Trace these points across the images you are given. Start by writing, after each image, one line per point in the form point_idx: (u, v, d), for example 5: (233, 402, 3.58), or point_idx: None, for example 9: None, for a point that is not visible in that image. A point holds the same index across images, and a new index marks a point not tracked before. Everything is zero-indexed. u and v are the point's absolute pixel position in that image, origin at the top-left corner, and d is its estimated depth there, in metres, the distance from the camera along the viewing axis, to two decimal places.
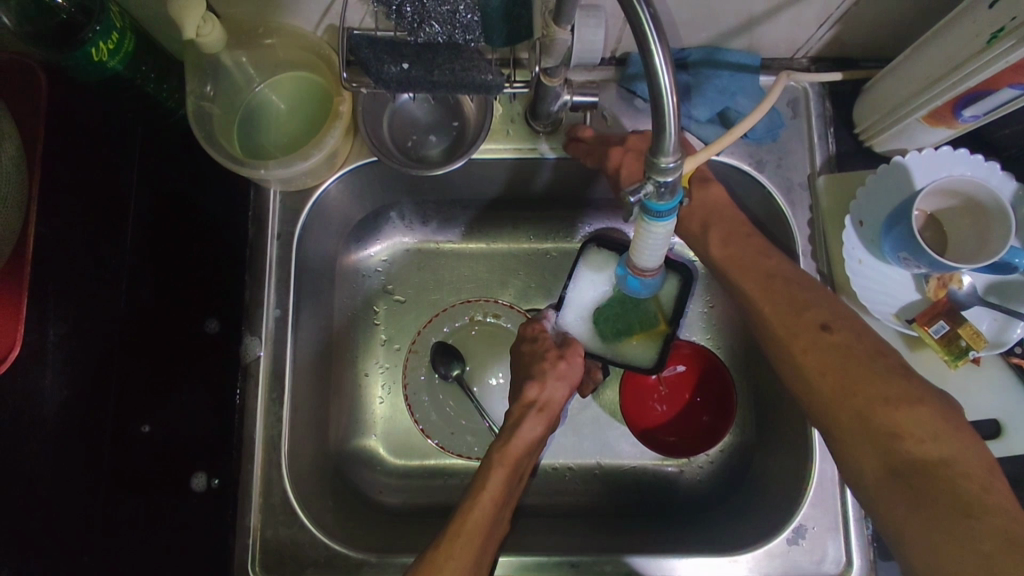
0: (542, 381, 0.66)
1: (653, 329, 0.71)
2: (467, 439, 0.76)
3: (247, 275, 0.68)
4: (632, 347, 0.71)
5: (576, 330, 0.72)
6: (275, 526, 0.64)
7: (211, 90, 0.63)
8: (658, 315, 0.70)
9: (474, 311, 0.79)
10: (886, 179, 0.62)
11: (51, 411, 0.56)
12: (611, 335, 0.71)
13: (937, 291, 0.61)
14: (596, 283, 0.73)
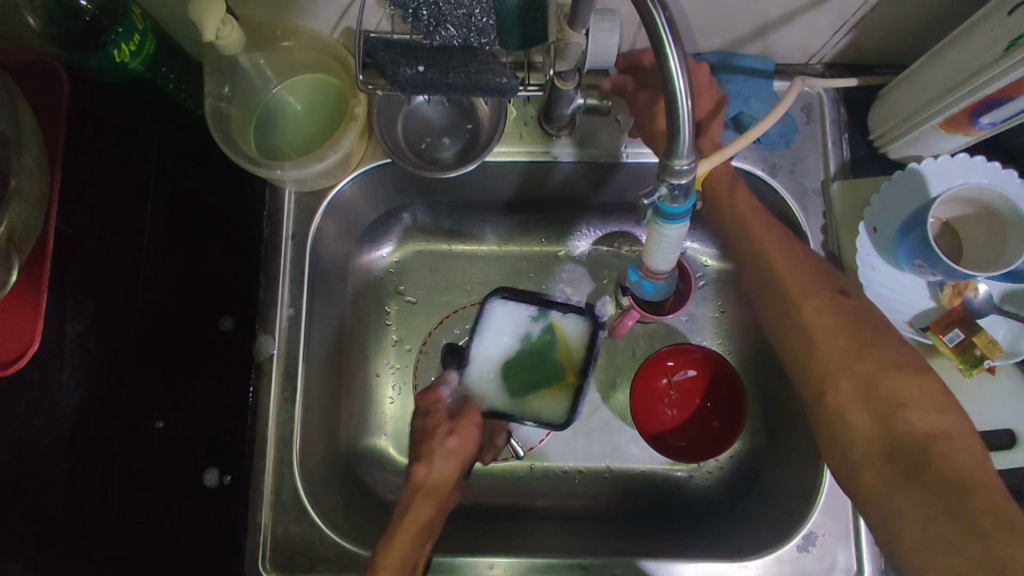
0: (433, 458, 0.65)
1: (562, 381, 0.75)
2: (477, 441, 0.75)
3: (261, 276, 0.70)
4: (538, 403, 0.74)
5: (482, 388, 0.74)
6: (286, 523, 0.65)
7: (228, 91, 0.64)
8: (566, 366, 0.75)
9: None
10: (901, 185, 0.62)
11: (68, 407, 0.57)
12: (519, 390, 0.75)
13: (952, 299, 0.61)
14: (504, 337, 0.76)
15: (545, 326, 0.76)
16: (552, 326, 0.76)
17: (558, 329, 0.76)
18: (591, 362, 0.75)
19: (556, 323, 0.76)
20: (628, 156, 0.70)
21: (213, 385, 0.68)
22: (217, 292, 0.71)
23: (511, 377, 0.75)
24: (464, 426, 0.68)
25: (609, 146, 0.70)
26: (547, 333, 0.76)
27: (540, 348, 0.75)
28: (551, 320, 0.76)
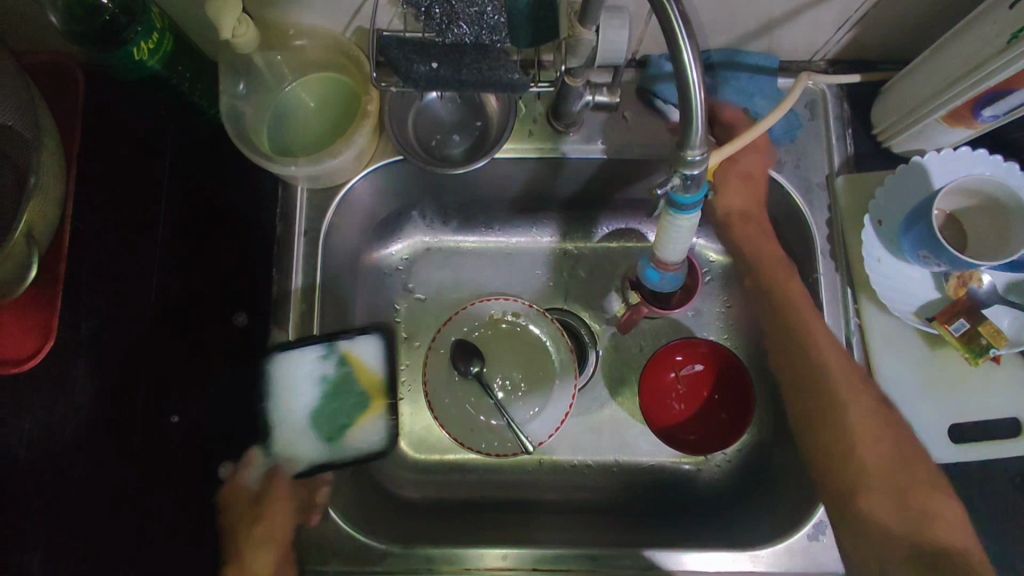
0: (255, 544, 0.62)
1: (370, 410, 0.71)
2: (484, 436, 0.75)
3: (274, 270, 0.71)
4: (355, 435, 0.70)
5: (309, 449, 0.68)
6: (300, 516, 0.66)
7: (243, 89, 0.65)
8: (370, 395, 0.71)
9: (494, 310, 0.78)
10: (905, 178, 0.63)
11: (82, 395, 0.62)
12: (338, 434, 0.69)
13: (957, 289, 0.62)
14: (292, 392, 0.70)
15: (331, 354, 0.71)
16: (343, 349, 0.71)
17: (351, 351, 0.71)
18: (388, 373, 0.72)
19: (346, 345, 0.71)
20: (635, 152, 0.71)
21: (230, 377, 0.69)
22: (232, 287, 0.71)
23: (326, 425, 0.70)
24: (275, 510, 0.64)
25: (616, 143, 0.71)
26: (335, 360, 0.71)
27: (342, 379, 0.71)
28: (339, 346, 0.71)
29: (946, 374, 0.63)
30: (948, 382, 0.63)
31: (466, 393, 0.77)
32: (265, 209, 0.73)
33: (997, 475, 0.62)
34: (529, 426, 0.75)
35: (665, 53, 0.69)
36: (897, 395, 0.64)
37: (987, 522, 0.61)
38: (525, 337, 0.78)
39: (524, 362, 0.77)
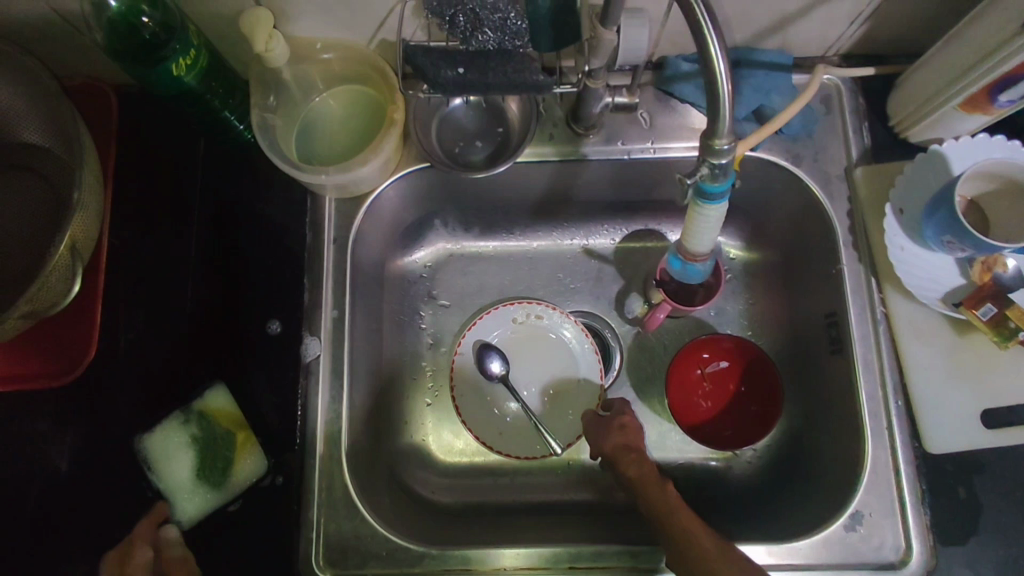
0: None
1: (229, 450, 0.65)
2: (513, 438, 0.76)
3: (305, 279, 0.71)
4: (240, 473, 0.65)
5: (218, 505, 0.64)
6: (338, 520, 0.66)
7: (272, 103, 0.68)
8: (228, 436, 0.65)
9: (517, 314, 0.79)
10: (924, 167, 0.64)
11: (127, 394, 0.66)
12: (210, 487, 0.64)
13: (981, 275, 0.62)
14: (159, 460, 0.65)
15: (189, 416, 0.66)
16: (198, 409, 0.66)
17: (205, 408, 0.66)
18: (234, 409, 0.66)
19: (200, 404, 0.66)
20: (654, 151, 0.72)
21: (265, 386, 0.67)
22: (265, 295, 0.70)
23: (195, 482, 0.64)
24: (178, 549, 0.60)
25: (635, 143, 0.72)
26: (195, 422, 0.66)
27: (205, 439, 0.65)
28: (195, 406, 0.66)
29: (976, 359, 0.63)
30: (979, 366, 0.63)
31: (493, 400, 0.78)
32: (295, 216, 0.72)
33: None
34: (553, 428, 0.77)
35: (683, 53, 0.70)
36: (928, 383, 0.63)
37: None
38: (549, 344, 0.79)
39: (549, 365, 0.79)
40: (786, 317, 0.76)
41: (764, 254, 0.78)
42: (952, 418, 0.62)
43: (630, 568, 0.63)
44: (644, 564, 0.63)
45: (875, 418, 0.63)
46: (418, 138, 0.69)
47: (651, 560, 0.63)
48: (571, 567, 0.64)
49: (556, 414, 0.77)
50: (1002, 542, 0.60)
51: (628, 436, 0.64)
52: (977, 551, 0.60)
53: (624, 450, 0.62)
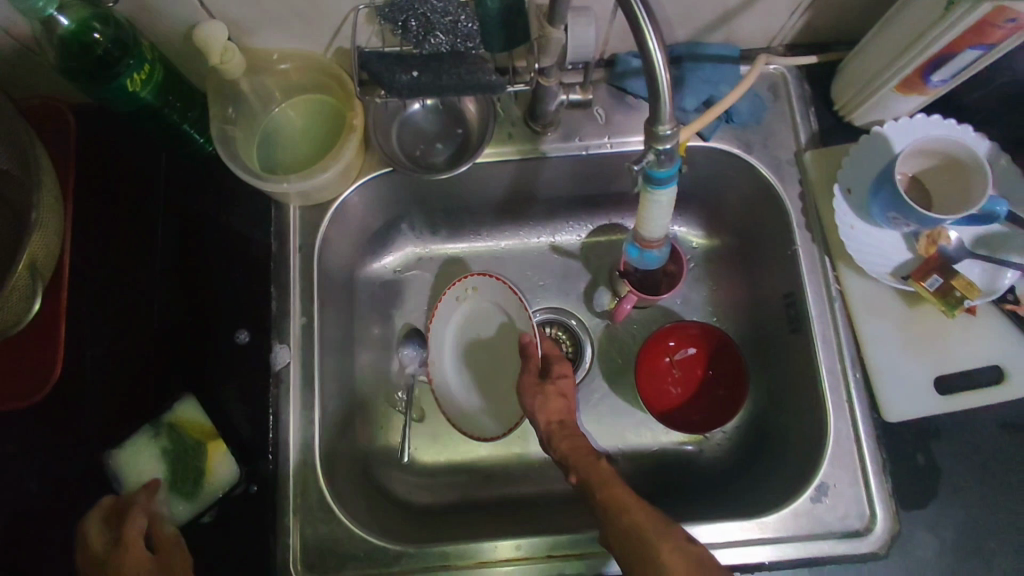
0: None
1: (199, 458, 0.64)
2: (497, 417, 0.77)
3: (273, 288, 0.72)
4: (213, 480, 0.64)
5: (193, 513, 0.64)
6: (315, 525, 0.66)
7: (232, 113, 0.68)
8: (195, 445, 0.65)
9: (465, 291, 0.79)
10: (868, 148, 0.67)
11: (95, 412, 0.65)
12: (184, 497, 0.64)
13: (928, 248, 0.65)
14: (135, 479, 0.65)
15: (158, 429, 0.66)
16: (165, 422, 0.66)
17: (173, 420, 0.66)
18: (200, 415, 0.66)
19: (167, 417, 0.66)
20: (611, 146, 0.74)
21: (237, 395, 0.68)
22: (235, 305, 0.70)
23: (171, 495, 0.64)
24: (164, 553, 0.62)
25: (592, 138, 0.74)
26: (164, 435, 0.66)
27: (175, 450, 0.65)
28: (163, 420, 0.66)
29: (927, 328, 0.66)
30: (929, 335, 0.66)
31: (445, 381, 0.79)
32: (260, 227, 0.72)
33: (988, 423, 0.64)
34: (497, 402, 0.78)
35: (632, 49, 0.72)
36: (883, 354, 0.65)
37: (981, 469, 0.63)
38: (494, 317, 0.79)
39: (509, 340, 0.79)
40: (747, 301, 0.79)
41: (724, 240, 0.81)
42: (907, 387, 0.64)
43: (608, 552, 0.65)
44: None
45: (835, 392, 0.65)
46: (381, 145, 0.70)
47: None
48: (550, 555, 0.65)
49: (503, 389, 0.78)
50: (958, 504, 0.62)
51: (555, 406, 0.65)
52: (935, 514, 0.62)
53: (557, 427, 0.64)
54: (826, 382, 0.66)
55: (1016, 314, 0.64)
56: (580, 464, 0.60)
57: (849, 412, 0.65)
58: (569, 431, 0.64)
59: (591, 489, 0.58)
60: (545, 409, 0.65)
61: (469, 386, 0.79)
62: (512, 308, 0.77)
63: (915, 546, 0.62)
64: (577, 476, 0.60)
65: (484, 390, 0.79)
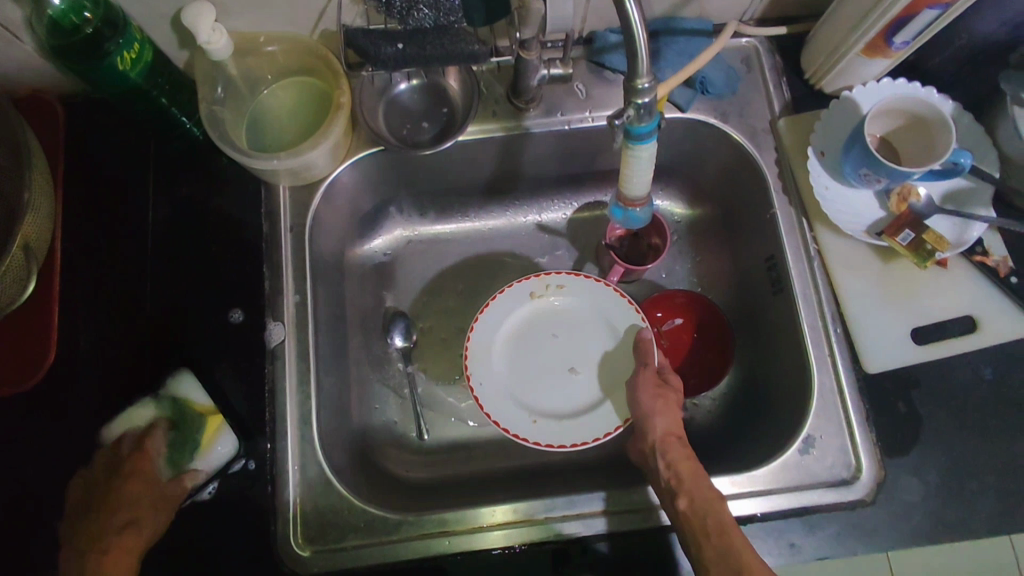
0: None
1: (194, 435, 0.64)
2: (581, 423, 0.70)
3: (264, 267, 0.72)
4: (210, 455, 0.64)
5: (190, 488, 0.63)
6: (314, 498, 0.66)
7: (220, 94, 0.69)
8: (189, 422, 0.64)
9: (537, 288, 0.75)
10: (838, 112, 0.70)
11: (88, 395, 0.65)
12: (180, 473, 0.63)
13: (899, 205, 0.68)
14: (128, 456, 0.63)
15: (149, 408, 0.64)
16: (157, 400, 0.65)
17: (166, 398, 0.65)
18: (193, 392, 0.65)
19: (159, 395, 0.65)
20: (591, 120, 0.75)
21: (232, 371, 0.68)
22: (228, 285, 0.70)
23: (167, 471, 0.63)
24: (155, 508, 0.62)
25: (574, 113, 0.75)
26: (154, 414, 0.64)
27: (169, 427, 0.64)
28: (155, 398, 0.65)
29: (902, 283, 0.68)
30: (904, 289, 0.68)
31: (531, 382, 0.73)
32: (250, 209, 0.73)
33: (966, 371, 0.66)
34: (607, 402, 0.71)
35: (610, 26, 0.74)
36: (862, 310, 0.68)
37: (960, 416, 0.65)
38: (583, 312, 0.76)
39: (584, 339, 0.75)
40: (730, 270, 0.81)
41: (706, 211, 0.83)
42: (886, 340, 0.67)
43: (604, 511, 0.66)
44: (619, 506, 0.66)
45: (818, 348, 0.67)
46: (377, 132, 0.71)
47: (624, 503, 0.66)
48: (547, 518, 0.66)
49: (609, 387, 0.73)
50: (939, 450, 0.64)
51: (672, 414, 0.65)
52: (918, 459, 0.64)
53: (676, 439, 0.63)
54: (809, 339, 0.68)
55: (985, 265, 0.67)
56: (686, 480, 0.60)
57: (833, 366, 0.67)
58: (680, 443, 0.63)
59: (699, 521, 0.57)
60: (665, 417, 0.65)
61: (573, 389, 0.73)
62: (609, 297, 0.75)
63: (902, 492, 0.64)
64: (688, 498, 0.59)
65: (584, 393, 0.73)
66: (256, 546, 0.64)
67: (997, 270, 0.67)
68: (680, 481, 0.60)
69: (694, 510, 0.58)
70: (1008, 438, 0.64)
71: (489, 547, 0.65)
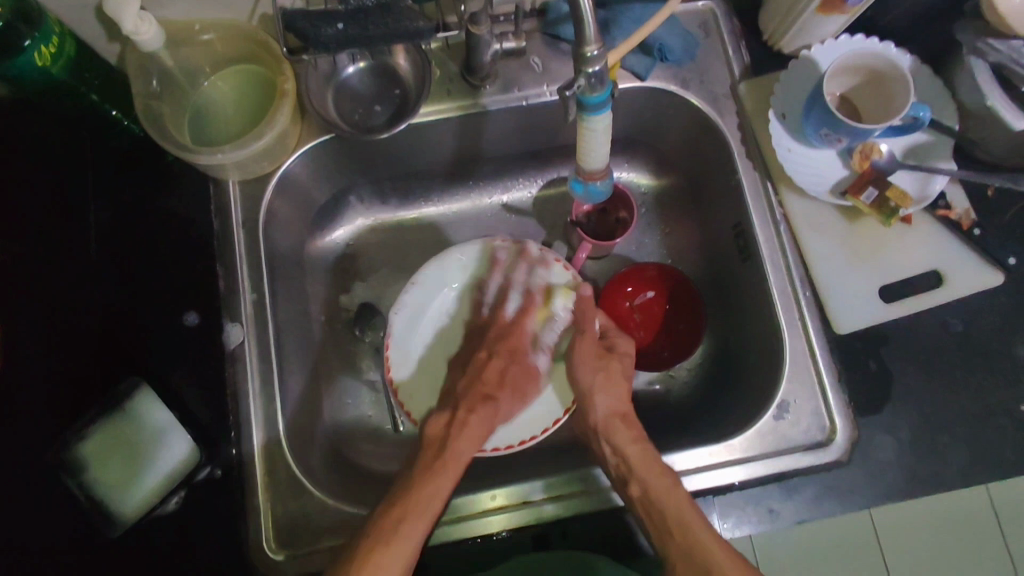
0: (372, 547, 0.54)
1: (158, 445, 0.61)
2: (539, 416, 0.68)
3: (218, 266, 0.68)
4: (172, 467, 0.61)
5: (154, 499, 0.60)
6: (284, 500, 0.63)
7: (156, 87, 0.66)
8: (153, 431, 0.61)
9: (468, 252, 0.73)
10: (798, 73, 0.70)
11: None
12: (143, 483, 0.60)
13: (862, 163, 0.67)
14: (88, 469, 0.60)
15: (110, 418, 0.61)
16: (118, 409, 0.62)
17: (128, 407, 0.62)
18: (156, 401, 0.62)
19: (120, 405, 0.62)
20: (551, 94, 0.73)
21: (191, 377, 0.66)
22: (181, 287, 0.68)
23: (130, 483, 0.60)
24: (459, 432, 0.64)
25: (531, 88, 0.73)
26: (115, 423, 0.61)
27: (132, 435, 0.61)
28: (116, 408, 0.62)
29: (867, 241, 0.68)
30: (869, 246, 0.68)
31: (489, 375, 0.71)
32: (201, 205, 0.70)
33: (933, 325, 0.66)
34: (550, 390, 0.70)
35: None
36: (829, 271, 0.68)
37: (929, 369, 0.65)
38: (529, 301, 0.74)
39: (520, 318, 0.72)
40: (699, 239, 0.80)
41: (671, 180, 0.82)
42: (854, 300, 0.67)
43: (551, 496, 0.64)
44: (560, 490, 0.64)
45: (788, 312, 0.67)
46: (329, 118, 0.68)
47: (564, 487, 0.64)
48: (528, 501, 0.64)
49: (553, 371, 0.71)
50: (912, 406, 0.65)
51: (610, 383, 0.65)
52: (890, 416, 0.65)
53: (620, 420, 0.63)
54: (775, 304, 0.67)
55: (947, 219, 0.67)
56: (640, 476, 0.59)
57: (807, 329, 0.66)
58: (625, 420, 0.63)
59: (657, 510, 0.57)
60: (606, 397, 0.65)
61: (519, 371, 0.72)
62: (553, 285, 0.73)
63: (875, 450, 0.64)
64: (641, 487, 0.58)
65: (536, 378, 0.71)
66: (228, 552, 0.62)
67: (960, 224, 0.67)
68: (630, 469, 0.59)
69: (647, 497, 0.58)
70: (977, 388, 0.65)
71: (470, 537, 0.64)
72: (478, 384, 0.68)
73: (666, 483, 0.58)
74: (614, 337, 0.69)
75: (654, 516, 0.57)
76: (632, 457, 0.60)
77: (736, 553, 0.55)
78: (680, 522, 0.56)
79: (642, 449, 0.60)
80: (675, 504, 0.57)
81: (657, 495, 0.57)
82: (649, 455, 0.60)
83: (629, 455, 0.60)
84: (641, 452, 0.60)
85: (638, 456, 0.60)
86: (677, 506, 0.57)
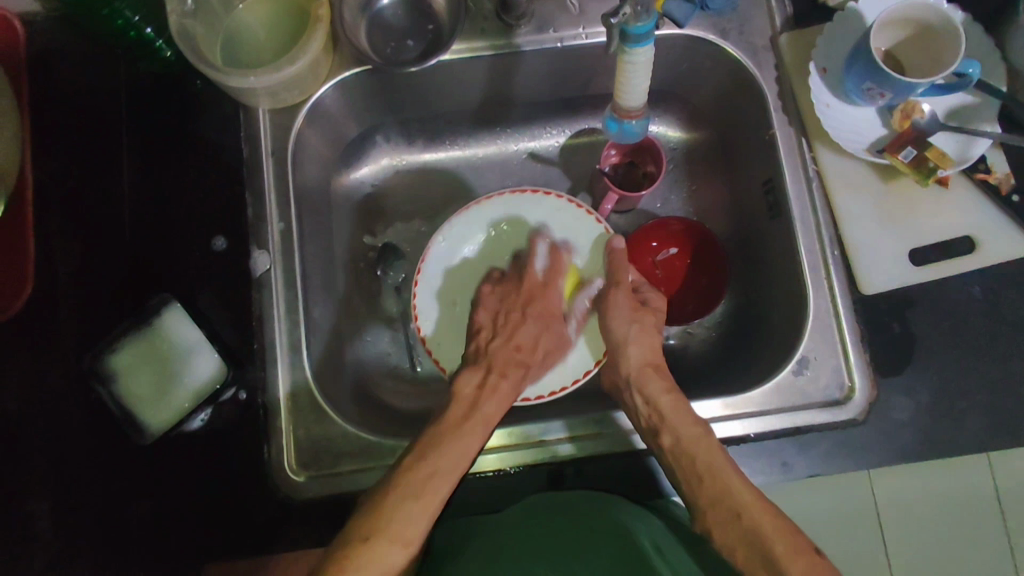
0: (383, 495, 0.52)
1: (191, 364, 0.63)
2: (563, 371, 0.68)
3: (247, 194, 0.68)
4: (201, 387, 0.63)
5: (182, 415, 0.62)
6: (306, 425, 0.64)
7: (190, 6, 0.64)
8: (187, 352, 0.64)
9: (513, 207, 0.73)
10: (842, 26, 0.68)
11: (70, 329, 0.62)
12: (175, 400, 0.62)
13: (902, 122, 0.66)
14: (124, 380, 0.61)
15: (145, 335, 0.63)
16: (152, 328, 0.64)
17: (162, 327, 0.64)
18: (191, 324, 0.64)
19: (155, 325, 0.64)
20: (586, 37, 0.71)
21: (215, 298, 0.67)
22: (210, 212, 0.68)
23: (164, 397, 0.62)
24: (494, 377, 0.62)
25: (567, 29, 0.71)
26: (150, 342, 0.63)
27: (167, 354, 0.63)
28: (150, 326, 0.63)
29: (901, 202, 0.67)
30: (903, 208, 0.67)
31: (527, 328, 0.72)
32: (230, 131, 0.70)
33: (961, 291, 0.66)
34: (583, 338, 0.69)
35: None
36: (860, 230, 0.67)
37: (953, 334, 0.65)
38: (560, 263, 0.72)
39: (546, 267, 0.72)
40: (726, 197, 0.79)
41: (701, 135, 0.81)
42: (884, 261, 0.66)
43: (568, 436, 0.65)
44: (576, 431, 0.65)
45: (815, 273, 0.66)
46: (364, 47, 0.67)
47: (580, 428, 0.65)
48: (543, 440, 0.65)
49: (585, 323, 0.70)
50: (932, 370, 0.65)
51: (646, 336, 0.64)
52: (909, 378, 0.64)
53: (653, 370, 0.62)
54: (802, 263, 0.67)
55: (986, 184, 0.66)
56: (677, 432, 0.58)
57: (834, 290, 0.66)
58: (657, 368, 0.62)
59: (687, 459, 0.56)
60: (643, 346, 0.64)
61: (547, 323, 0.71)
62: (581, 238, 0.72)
63: (891, 411, 0.64)
64: (673, 435, 0.58)
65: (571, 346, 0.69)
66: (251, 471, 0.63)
67: (998, 188, 0.66)
68: (662, 417, 0.59)
69: (679, 446, 0.57)
70: (999, 357, 0.65)
71: (483, 470, 0.65)
72: (508, 347, 0.65)
73: (701, 438, 0.57)
74: (647, 292, 0.69)
75: (697, 479, 0.55)
76: (666, 409, 0.59)
77: (780, 516, 0.51)
78: (727, 487, 0.53)
79: (677, 404, 0.59)
80: (710, 465, 0.55)
81: (697, 450, 0.56)
82: (682, 404, 0.59)
83: (659, 406, 0.59)
84: (675, 404, 0.59)
85: (674, 410, 0.59)
86: (716, 465, 0.55)
